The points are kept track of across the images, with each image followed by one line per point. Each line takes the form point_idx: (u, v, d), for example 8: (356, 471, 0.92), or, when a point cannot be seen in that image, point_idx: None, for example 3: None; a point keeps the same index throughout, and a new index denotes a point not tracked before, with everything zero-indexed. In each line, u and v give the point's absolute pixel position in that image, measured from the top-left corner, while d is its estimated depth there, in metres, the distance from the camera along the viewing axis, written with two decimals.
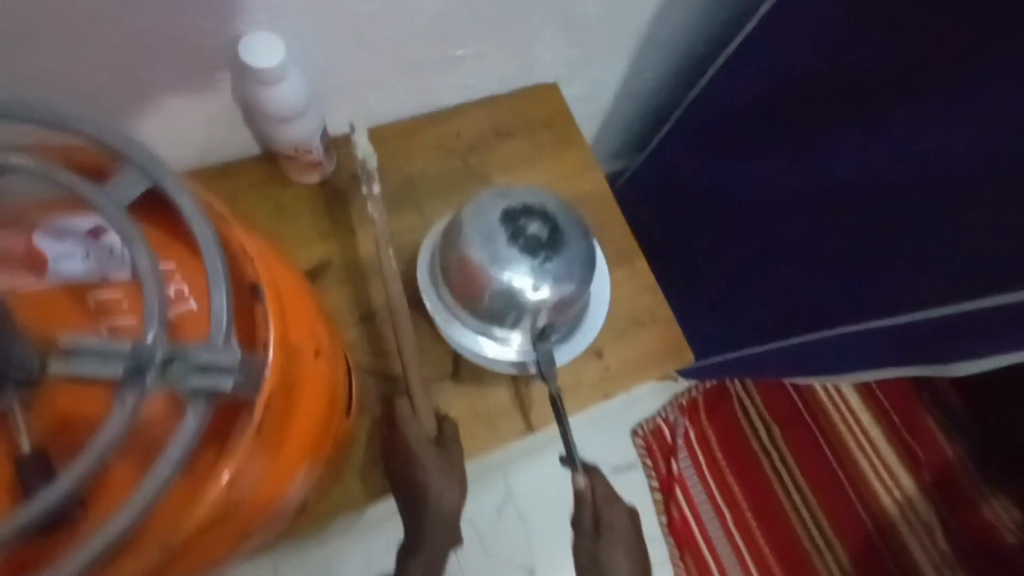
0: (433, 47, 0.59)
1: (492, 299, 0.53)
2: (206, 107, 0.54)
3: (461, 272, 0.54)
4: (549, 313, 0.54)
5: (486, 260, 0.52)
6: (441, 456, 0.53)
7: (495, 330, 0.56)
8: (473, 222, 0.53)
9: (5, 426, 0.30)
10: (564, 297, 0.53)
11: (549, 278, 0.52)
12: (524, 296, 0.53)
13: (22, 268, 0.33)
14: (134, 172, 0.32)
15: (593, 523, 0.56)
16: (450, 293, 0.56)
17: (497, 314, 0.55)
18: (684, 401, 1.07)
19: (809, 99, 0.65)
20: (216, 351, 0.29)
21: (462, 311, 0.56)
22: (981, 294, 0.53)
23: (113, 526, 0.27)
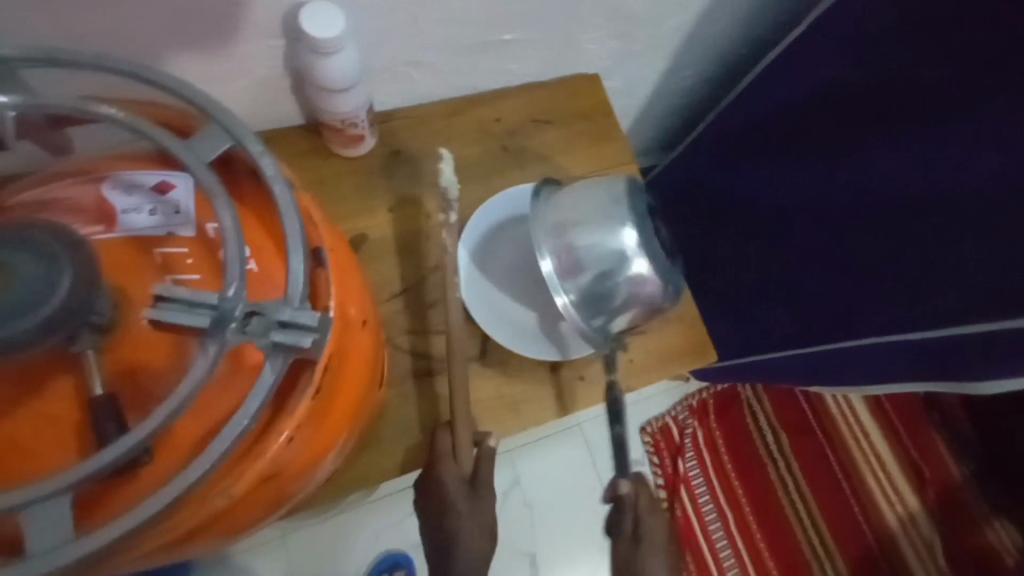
0: (483, 31, 0.59)
1: (606, 267, 0.53)
2: (259, 75, 0.54)
3: (592, 229, 0.53)
4: (632, 315, 0.55)
5: (631, 238, 0.54)
6: (473, 497, 0.53)
7: (591, 308, 0.54)
8: (624, 202, 0.54)
9: (73, 368, 0.30)
10: (662, 303, 0.55)
11: (665, 279, 0.55)
12: (635, 282, 0.54)
13: (93, 220, 0.33)
14: (217, 129, 0.33)
15: (633, 532, 0.56)
16: (562, 239, 0.54)
17: (598, 281, 0.53)
18: (694, 402, 1.08)
19: (851, 108, 0.65)
20: (298, 311, 0.29)
21: (567, 266, 0.54)
22: (1010, 320, 0.55)
23: (191, 473, 0.28)
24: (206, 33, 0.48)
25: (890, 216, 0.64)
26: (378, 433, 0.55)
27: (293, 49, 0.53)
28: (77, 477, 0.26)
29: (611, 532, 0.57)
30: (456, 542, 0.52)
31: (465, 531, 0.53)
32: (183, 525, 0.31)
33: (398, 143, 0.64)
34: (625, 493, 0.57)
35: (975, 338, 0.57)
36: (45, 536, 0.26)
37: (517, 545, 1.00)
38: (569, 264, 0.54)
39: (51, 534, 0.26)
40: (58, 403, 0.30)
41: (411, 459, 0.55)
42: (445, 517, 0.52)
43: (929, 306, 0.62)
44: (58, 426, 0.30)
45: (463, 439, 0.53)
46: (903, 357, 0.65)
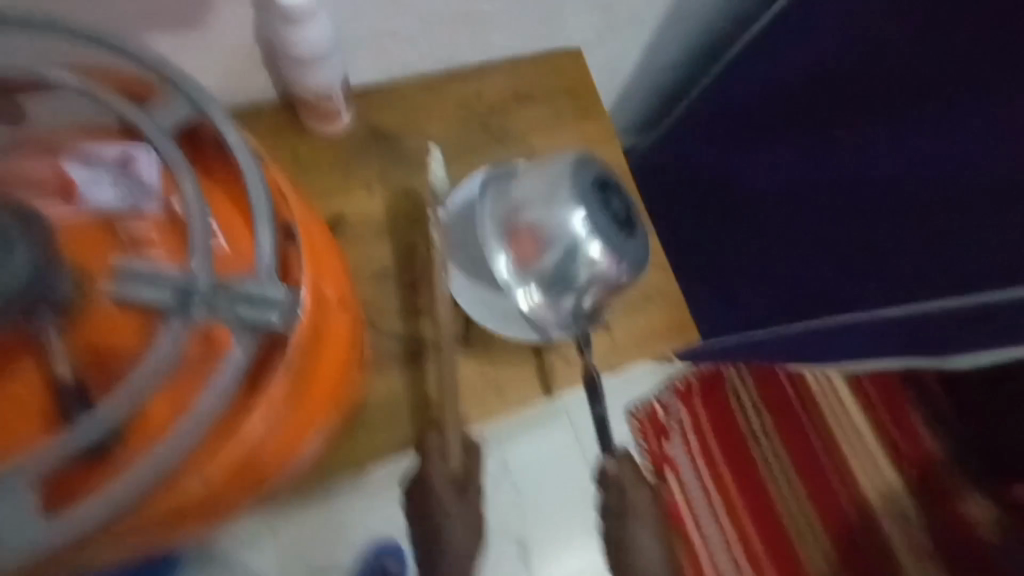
0: (462, 2, 0.58)
1: (555, 254, 0.53)
2: (227, 47, 0.52)
3: (534, 219, 0.53)
4: (596, 294, 0.54)
5: (573, 219, 0.52)
6: (459, 495, 0.53)
7: (543, 294, 0.55)
8: (565, 182, 0.53)
9: (38, 351, 0.29)
10: (620, 280, 0.53)
11: (617, 256, 0.53)
12: (588, 264, 0.52)
13: (52, 195, 0.31)
14: (179, 99, 0.32)
15: (620, 508, 0.56)
16: (510, 232, 0.54)
17: (551, 269, 0.53)
18: (683, 385, 1.00)
19: (836, 83, 0.65)
20: (264, 285, 0.29)
21: (514, 255, 0.54)
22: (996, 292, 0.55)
23: (160, 454, 0.27)
24: (170, 2, 0.46)
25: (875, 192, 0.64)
26: (361, 417, 0.55)
27: (263, 21, 0.50)
28: (43, 458, 0.26)
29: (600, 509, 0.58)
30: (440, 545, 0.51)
31: (451, 532, 0.52)
32: (158, 508, 0.31)
33: (375, 120, 0.62)
34: (609, 469, 0.58)
35: (966, 312, 0.57)
36: (10, 518, 0.26)
37: None
38: (512, 254, 0.54)
39: (17, 517, 0.26)
40: (24, 386, 0.29)
41: (393, 441, 0.55)
42: (431, 511, 0.52)
43: (916, 280, 0.62)
44: (25, 410, 0.29)
45: (452, 441, 0.53)
46: (879, 337, 0.63)
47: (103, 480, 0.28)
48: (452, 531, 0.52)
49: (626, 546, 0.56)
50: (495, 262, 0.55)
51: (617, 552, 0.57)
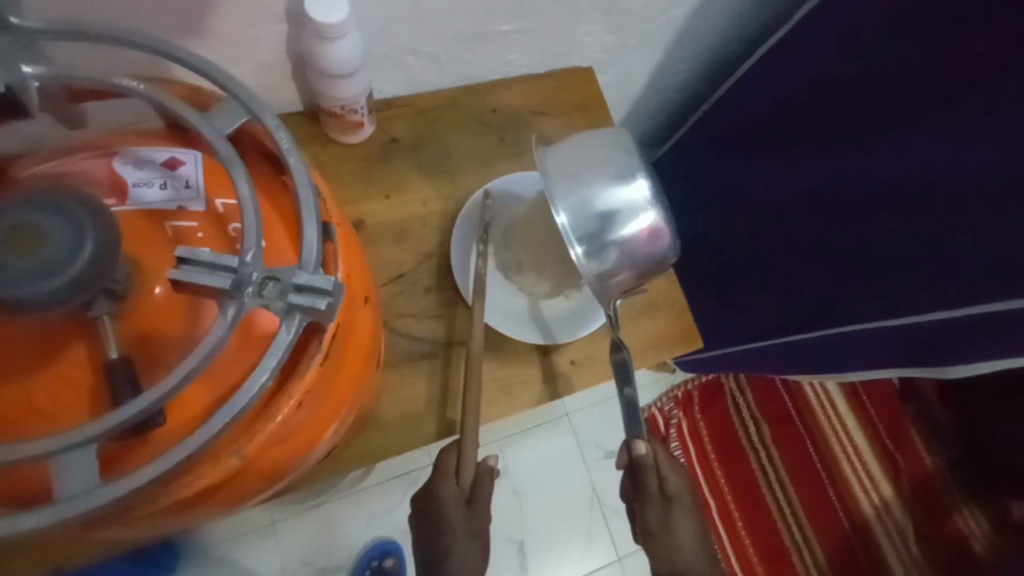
0: (480, 22, 0.61)
1: (617, 218, 0.53)
2: (260, 60, 0.55)
3: (602, 180, 0.53)
4: (641, 270, 0.55)
5: (641, 187, 0.54)
6: (468, 512, 0.53)
7: (601, 254, 0.53)
8: (635, 154, 0.55)
9: (88, 333, 0.31)
10: (665, 260, 0.55)
11: (669, 234, 0.55)
12: (644, 235, 0.54)
13: (105, 193, 0.34)
14: (233, 106, 0.35)
15: (661, 492, 0.58)
16: (574, 187, 0.53)
17: (609, 232, 0.53)
18: (680, 393, 1.15)
19: (836, 104, 0.68)
20: (312, 275, 0.30)
21: (579, 209, 0.53)
22: (980, 306, 0.57)
23: (213, 424, 0.29)
24: (212, 17, 0.49)
25: (872, 209, 0.66)
26: (377, 413, 0.57)
27: (296, 35, 0.54)
28: (98, 430, 0.27)
29: (638, 495, 0.59)
30: (451, 559, 0.52)
31: (461, 548, 0.52)
32: (194, 486, 0.32)
33: (396, 129, 0.65)
34: (642, 454, 0.56)
35: (946, 321, 0.60)
36: (75, 482, 0.28)
37: (505, 530, 1.02)
38: (580, 208, 0.52)
39: (82, 481, 0.28)
40: (74, 367, 0.31)
41: (407, 437, 0.57)
42: (442, 525, 0.52)
43: (901, 295, 0.64)
44: (73, 389, 0.31)
45: (468, 459, 0.53)
46: (876, 342, 0.67)
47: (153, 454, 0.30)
48: (460, 547, 0.52)
49: (670, 529, 0.59)
50: (558, 212, 0.52)
51: (659, 536, 0.59)
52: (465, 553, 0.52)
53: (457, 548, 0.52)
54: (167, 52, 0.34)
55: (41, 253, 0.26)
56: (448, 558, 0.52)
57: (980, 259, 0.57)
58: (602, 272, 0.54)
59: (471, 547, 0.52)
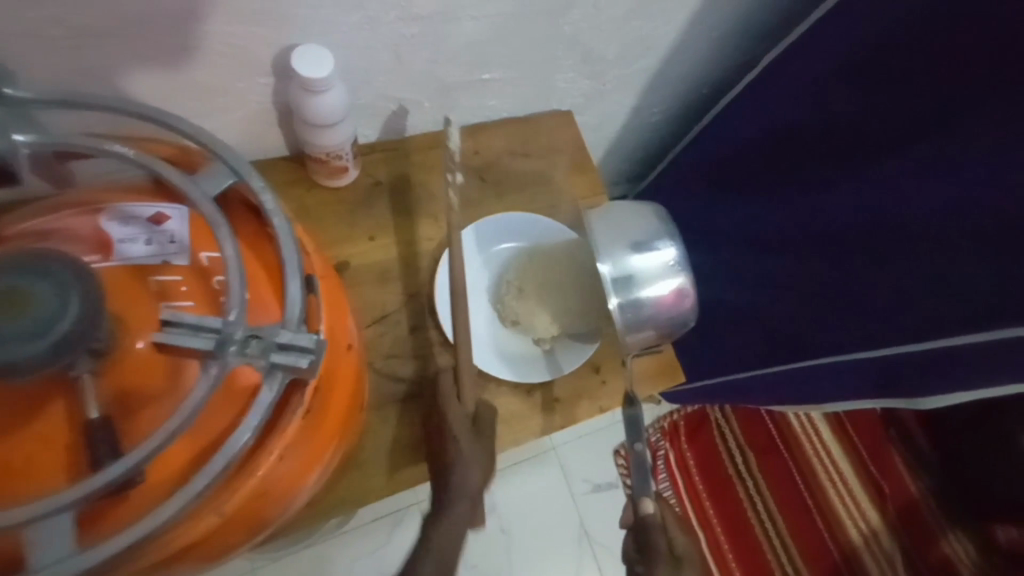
0: (462, 73, 0.63)
1: (651, 279, 0.65)
2: (247, 109, 0.57)
3: (643, 247, 0.66)
4: (664, 327, 0.65)
5: (668, 257, 0.67)
6: (475, 435, 0.54)
7: (632, 307, 0.64)
8: (662, 230, 0.68)
9: (67, 392, 0.31)
10: (683, 322, 0.66)
11: (687, 299, 0.66)
12: (671, 297, 0.66)
13: (91, 249, 0.35)
14: (221, 166, 0.36)
15: (670, 551, 0.62)
16: (621, 248, 0.65)
17: (645, 288, 0.64)
18: (666, 424, 1.17)
19: (805, 145, 0.72)
20: (295, 334, 0.32)
21: (617, 268, 0.64)
22: (934, 341, 0.59)
23: (196, 483, 0.30)
24: (201, 71, 0.51)
25: (842, 244, 0.69)
26: (360, 455, 0.56)
27: (282, 87, 0.56)
28: (79, 495, 0.27)
29: (647, 557, 0.62)
30: (455, 471, 0.52)
31: (467, 462, 0.52)
32: (173, 545, 0.32)
33: (381, 173, 0.67)
34: (650, 513, 0.62)
35: (921, 355, 0.60)
36: (51, 550, 0.28)
37: (493, 569, 1.01)
38: (618, 267, 0.64)
39: (60, 547, 0.28)
40: (52, 426, 0.31)
41: (390, 480, 0.56)
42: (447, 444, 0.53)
43: (873, 328, 0.66)
44: (53, 448, 0.31)
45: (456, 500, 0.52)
46: (851, 377, 0.67)
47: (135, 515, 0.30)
48: (466, 459, 0.53)
49: None
50: (602, 267, 0.63)
51: None
52: (469, 464, 0.52)
53: (463, 458, 0.52)
54: (156, 116, 0.36)
55: (29, 316, 0.26)
56: (453, 473, 0.52)
57: (941, 296, 0.60)
58: (631, 324, 0.63)
59: (475, 458, 0.53)
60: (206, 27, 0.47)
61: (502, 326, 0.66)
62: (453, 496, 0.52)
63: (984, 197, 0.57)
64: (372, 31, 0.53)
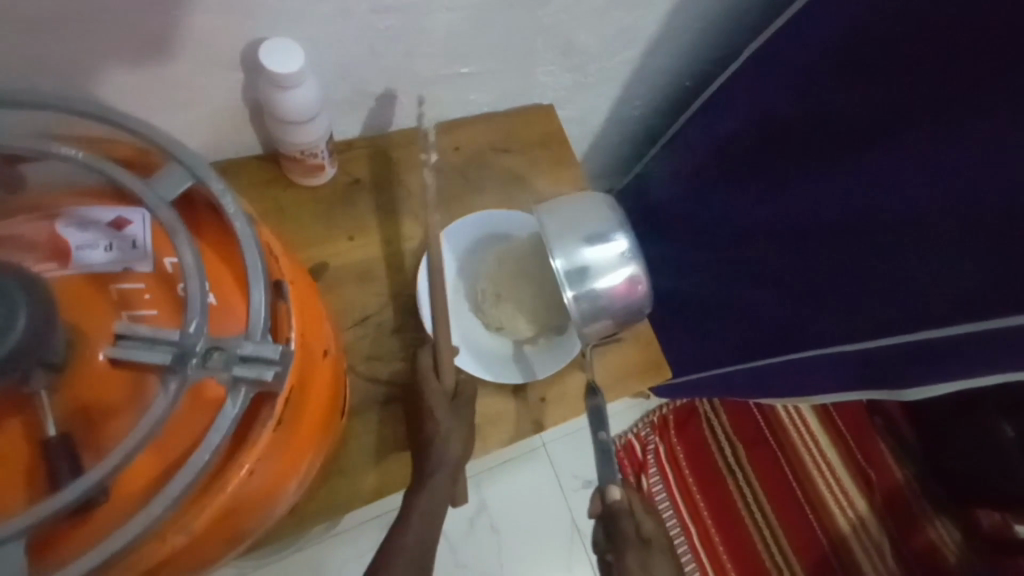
0: (439, 66, 0.62)
1: (602, 270, 0.60)
2: (216, 106, 0.55)
3: (593, 235, 0.60)
4: (618, 318, 0.61)
5: (620, 244, 0.61)
6: (453, 408, 0.54)
7: (582, 302, 0.59)
8: (613, 214, 0.62)
9: (23, 408, 0.29)
10: (638, 310, 0.62)
11: (642, 286, 0.61)
12: (626, 287, 0.61)
13: (45, 257, 0.33)
14: (179, 168, 0.34)
15: (637, 535, 0.64)
16: (571, 238, 0.60)
17: (597, 281, 0.60)
18: (655, 418, 1.16)
19: (788, 136, 0.71)
20: (259, 345, 0.30)
21: (564, 263, 0.59)
22: (912, 335, 0.59)
23: (157, 506, 0.28)
24: (166, 66, 0.49)
25: (826, 236, 0.69)
26: (342, 460, 0.55)
27: (252, 82, 0.54)
28: (33, 519, 0.26)
29: (615, 540, 0.64)
30: (433, 445, 0.52)
31: (446, 438, 0.52)
32: (140, 566, 0.31)
33: (360, 170, 0.65)
34: (617, 500, 0.62)
35: (904, 347, 0.60)
36: None
37: (485, 568, 1.00)
38: (565, 262, 0.59)
39: None
40: (8, 444, 0.29)
41: (374, 485, 0.55)
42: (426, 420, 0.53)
43: (858, 319, 0.65)
44: (9, 468, 0.29)
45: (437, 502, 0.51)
46: (837, 369, 0.68)
47: (96, 537, 0.29)
48: (444, 432, 0.52)
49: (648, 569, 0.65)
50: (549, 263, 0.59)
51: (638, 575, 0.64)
52: (448, 436, 0.52)
53: (441, 432, 0.52)
54: (113, 116, 0.35)
55: None
56: (431, 447, 0.52)
57: (923, 288, 0.59)
58: (581, 320, 0.59)
59: (454, 436, 0.53)
60: (166, 22, 0.45)
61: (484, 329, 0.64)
62: (433, 468, 0.52)
63: (967, 185, 0.55)
64: (344, 24, 0.52)
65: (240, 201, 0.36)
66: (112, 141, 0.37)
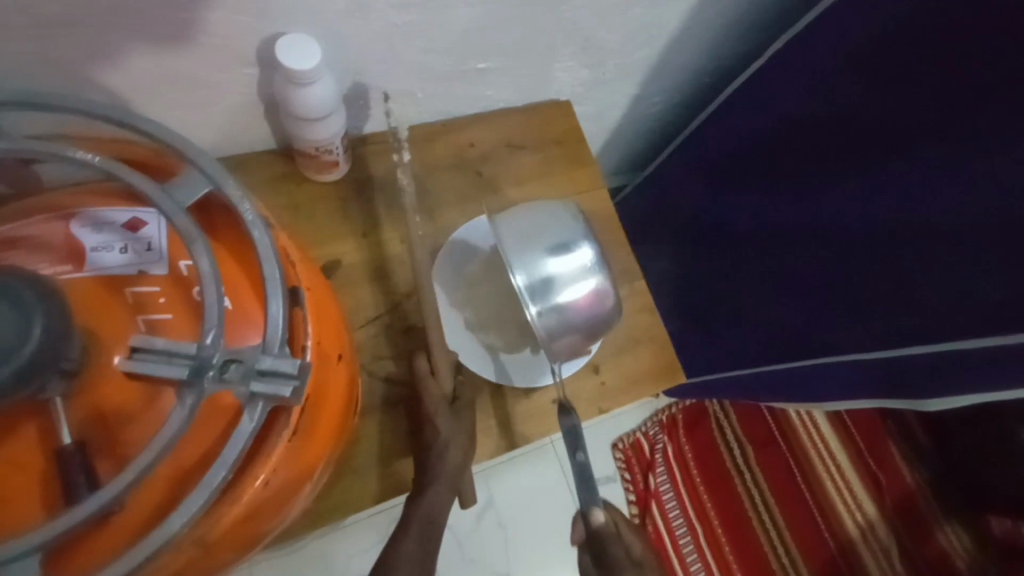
0: (456, 62, 0.60)
1: (563, 284, 0.56)
2: (230, 102, 0.54)
3: (551, 248, 0.56)
4: (584, 333, 0.57)
5: (583, 253, 0.57)
6: (454, 415, 0.54)
7: (544, 319, 0.56)
8: (577, 221, 0.58)
9: (40, 414, 0.29)
10: (606, 321, 0.58)
11: (609, 297, 0.58)
12: (591, 300, 0.57)
13: (61, 259, 0.33)
14: (196, 173, 0.34)
15: (629, 559, 0.56)
16: (530, 252, 0.56)
17: (559, 296, 0.56)
18: (664, 417, 1.14)
19: (808, 138, 0.68)
20: (276, 360, 0.30)
21: (524, 279, 0.55)
22: (942, 342, 0.58)
23: (171, 524, 0.28)
24: (182, 61, 0.48)
25: (845, 241, 0.67)
26: (353, 461, 0.55)
27: (268, 78, 0.53)
28: (55, 531, 0.26)
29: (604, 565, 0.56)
30: (438, 454, 0.52)
31: (448, 448, 0.52)
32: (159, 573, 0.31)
33: (372, 167, 0.64)
34: (603, 523, 0.57)
35: (923, 359, 0.60)
36: None
37: (491, 563, 1.01)
38: (524, 278, 0.55)
39: None
40: (25, 450, 0.29)
41: (385, 486, 0.55)
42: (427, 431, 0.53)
43: (879, 329, 0.64)
44: (27, 474, 0.29)
45: (446, 507, 0.51)
46: (853, 377, 0.67)
47: (115, 548, 0.29)
48: (444, 439, 0.52)
49: None
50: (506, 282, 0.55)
51: None
52: (448, 443, 0.52)
53: (443, 438, 0.52)
54: (127, 118, 0.34)
55: None
56: (433, 456, 0.52)
57: (947, 296, 0.58)
58: (544, 338, 0.56)
59: (460, 443, 0.53)
60: (182, 18, 0.44)
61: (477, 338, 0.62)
62: (438, 477, 0.51)
63: (1000, 196, 0.54)
64: (362, 19, 0.51)
65: (256, 205, 0.36)
66: (124, 141, 0.36)
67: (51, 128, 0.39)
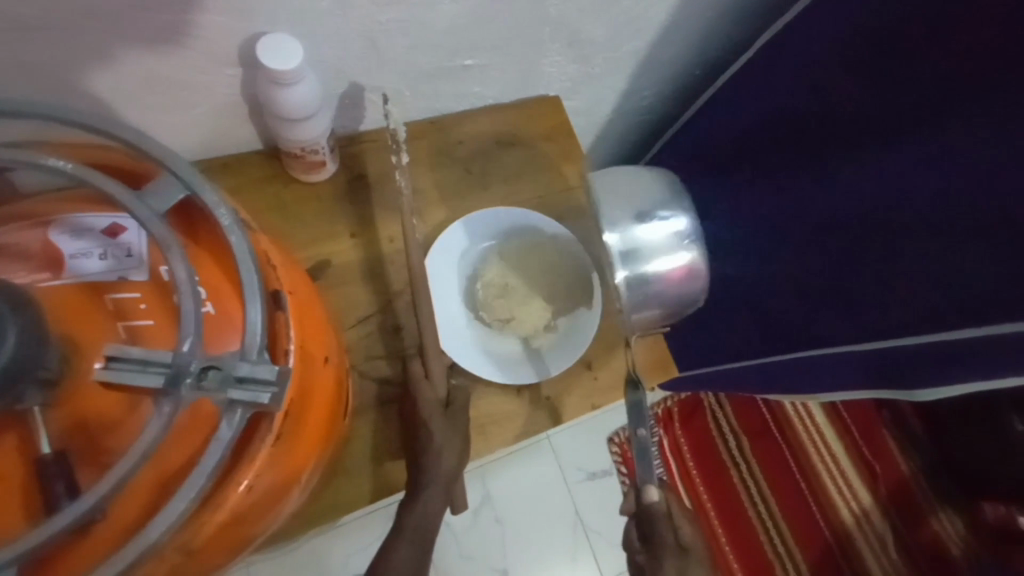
0: (442, 59, 0.60)
1: (657, 252, 0.61)
2: (213, 104, 0.54)
3: (649, 218, 0.62)
4: (667, 303, 0.62)
5: (676, 228, 0.63)
6: (447, 416, 0.54)
7: (637, 281, 0.60)
8: (671, 200, 0.64)
9: (20, 424, 0.29)
10: (686, 297, 0.63)
11: (694, 272, 0.63)
12: (681, 272, 0.62)
13: (38, 267, 0.32)
14: (172, 179, 0.34)
15: (675, 542, 0.57)
16: (628, 218, 0.61)
17: (654, 262, 0.61)
18: (660, 411, 1.15)
19: (797, 129, 0.68)
20: (254, 366, 0.30)
21: (625, 238, 0.60)
22: (932, 333, 0.57)
23: (150, 533, 0.28)
24: (162, 64, 0.48)
25: (834, 232, 0.66)
26: (345, 462, 0.55)
27: (250, 78, 0.52)
28: (34, 543, 0.26)
29: (651, 548, 0.57)
30: (429, 455, 0.52)
31: (439, 451, 0.52)
32: None
33: (360, 167, 0.64)
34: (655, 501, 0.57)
35: (912, 348, 0.58)
36: None
37: (488, 559, 1.01)
38: (624, 238, 0.61)
39: None
40: (6, 459, 0.29)
41: (377, 487, 0.55)
42: (419, 435, 0.52)
43: (872, 321, 0.62)
44: (8, 484, 0.29)
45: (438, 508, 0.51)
46: (842, 367, 0.65)
47: (97, 558, 0.28)
48: (439, 445, 0.52)
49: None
50: (607, 237, 0.60)
51: None
52: (442, 450, 0.52)
53: (435, 441, 0.52)
54: (101, 125, 0.34)
55: None
56: (424, 458, 0.52)
57: (938, 282, 0.57)
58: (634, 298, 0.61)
59: (451, 445, 0.52)
60: (161, 20, 0.44)
61: (474, 322, 0.64)
62: (430, 478, 0.51)
63: (989, 184, 0.53)
64: (345, 17, 0.50)
65: (234, 210, 0.35)
66: (99, 147, 0.36)
67: (27, 135, 0.39)
